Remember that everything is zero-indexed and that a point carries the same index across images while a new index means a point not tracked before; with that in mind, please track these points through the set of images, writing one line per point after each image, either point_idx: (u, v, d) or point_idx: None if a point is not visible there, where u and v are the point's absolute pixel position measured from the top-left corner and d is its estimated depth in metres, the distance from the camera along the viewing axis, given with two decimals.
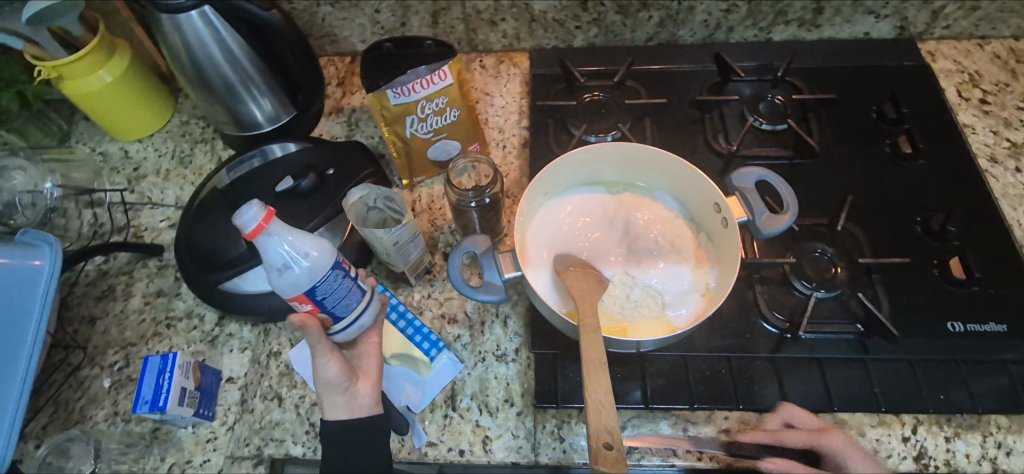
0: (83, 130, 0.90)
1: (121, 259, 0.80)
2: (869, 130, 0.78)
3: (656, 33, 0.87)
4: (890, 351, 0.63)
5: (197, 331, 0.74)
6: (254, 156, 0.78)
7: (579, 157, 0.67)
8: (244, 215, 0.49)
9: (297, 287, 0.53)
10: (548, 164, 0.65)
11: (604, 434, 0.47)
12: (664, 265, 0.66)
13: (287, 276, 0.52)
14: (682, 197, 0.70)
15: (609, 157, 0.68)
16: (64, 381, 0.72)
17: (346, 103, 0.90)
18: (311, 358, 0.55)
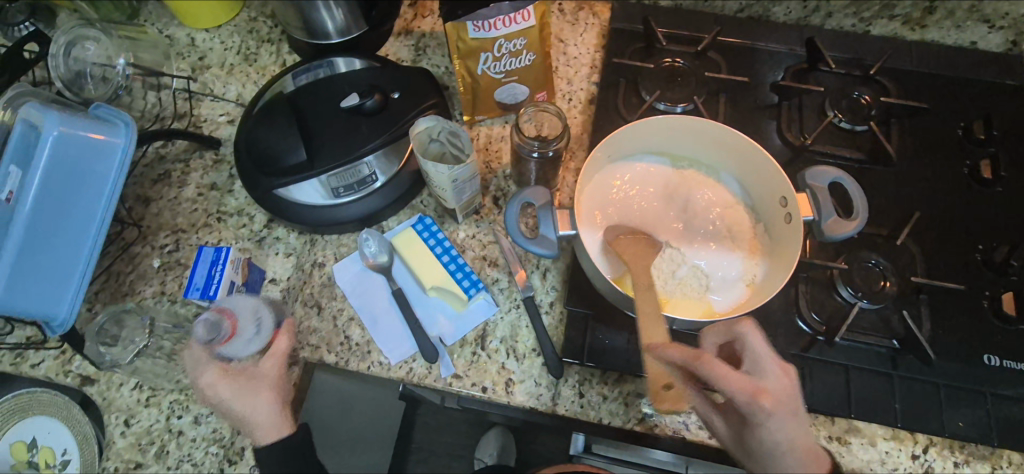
0: (151, 10, 0.90)
1: (179, 146, 0.82)
2: (951, 146, 0.75)
3: (749, 5, 0.83)
4: (920, 371, 0.64)
5: (246, 229, 0.77)
6: (321, 67, 0.78)
7: (652, 126, 0.66)
8: (205, 324, 0.57)
9: (257, 334, 0.60)
10: (620, 128, 0.64)
11: (661, 377, 0.53)
12: (717, 249, 0.66)
13: (264, 326, 0.61)
14: (746, 183, 0.69)
15: (683, 132, 0.67)
16: (117, 254, 0.76)
17: (416, 26, 0.87)
18: (251, 392, 0.57)
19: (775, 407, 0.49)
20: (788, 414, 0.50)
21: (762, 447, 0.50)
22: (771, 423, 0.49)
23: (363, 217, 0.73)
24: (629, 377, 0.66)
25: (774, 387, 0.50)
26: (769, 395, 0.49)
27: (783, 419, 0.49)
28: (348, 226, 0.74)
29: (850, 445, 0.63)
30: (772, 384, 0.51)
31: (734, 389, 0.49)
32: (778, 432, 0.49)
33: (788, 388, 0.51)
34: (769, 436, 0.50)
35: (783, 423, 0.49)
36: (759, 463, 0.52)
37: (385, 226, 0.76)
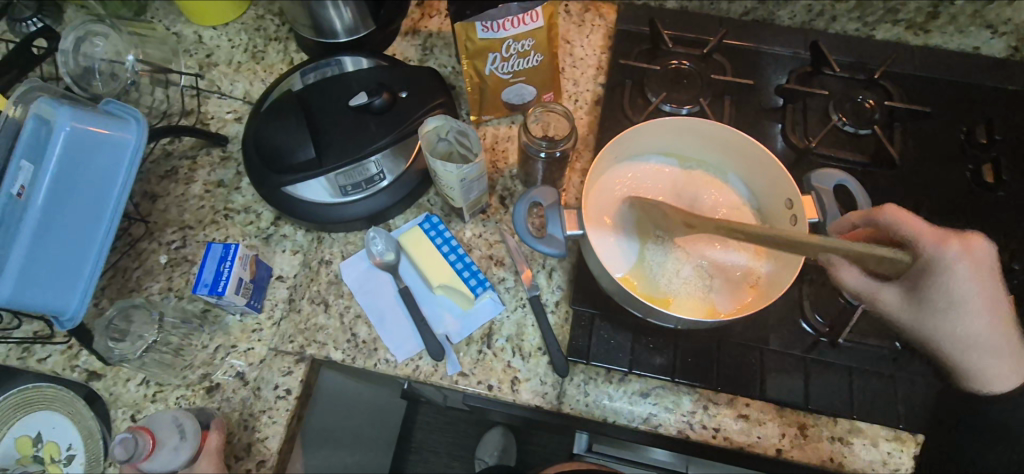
0: (159, 7, 0.90)
1: (186, 143, 0.82)
2: (953, 151, 0.76)
3: (753, 9, 0.84)
4: (922, 373, 0.64)
5: (253, 226, 0.77)
6: (329, 65, 0.79)
7: (660, 126, 0.66)
8: (123, 445, 0.57)
9: (184, 435, 0.62)
10: (628, 128, 0.65)
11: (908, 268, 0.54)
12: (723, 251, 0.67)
13: (189, 430, 0.62)
14: (753, 186, 0.70)
15: (692, 133, 0.67)
16: (124, 250, 0.76)
17: (423, 26, 0.88)
18: None
19: (1000, 309, 0.54)
20: (1004, 308, 0.54)
21: (964, 335, 0.55)
22: (986, 315, 0.54)
23: (370, 215, 0.74)
24: (634, 376, 0.66)
25: (998, 293, 0.54)
26: (993, 286, 0.53)
27: (989, 310, 0.53)
28: (356, 225, 0.74)
29: (852, 446, 0.63)
30: (975, 268, 0.52)
31: (969, 286, 0.52)
32: (975, 311, 0.53)
33: (989, 274, 0.52)
34: (976, 320, 0.54)
35: (1003, 322, 0.54)
36: (940, 343, 0.56)
37: (391, 225, 0.76)
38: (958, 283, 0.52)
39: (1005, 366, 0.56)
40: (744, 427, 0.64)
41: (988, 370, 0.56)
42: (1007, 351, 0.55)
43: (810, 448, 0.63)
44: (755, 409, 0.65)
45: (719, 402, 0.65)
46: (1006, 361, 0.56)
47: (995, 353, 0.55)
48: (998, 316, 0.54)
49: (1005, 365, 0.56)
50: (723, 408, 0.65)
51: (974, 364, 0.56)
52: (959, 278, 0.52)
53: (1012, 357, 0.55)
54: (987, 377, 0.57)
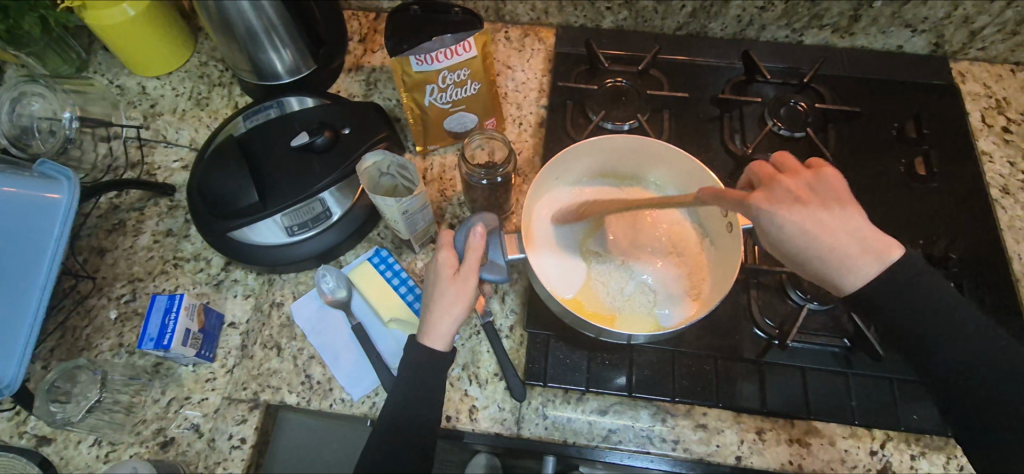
0: (101, 60, 0.90)
1: (132, 195, 0.81)
2: (887, 147, 0.78)
3: (686, 23, 0.85)
4: (872, 367, 0.65)
5: (203, 273, 0.76)
6: (271, 107, 0.79)
7: (593, 146, 0.68)
8: None
9: None
10: (564, 149, 0.66)
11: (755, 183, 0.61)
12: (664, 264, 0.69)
13: None
14: (693, 201, 0.72)
15: (628, 150, 0.70)
16: (72, 308, 0.75)
17: (366, 61, 0.89)
18: None
19: (828, 225, 0.56)
20: (838, 219, 0.56)
21: (790, 248, 0.57)
22: (808, 236, 0.56)
23: (320, 254, 0.73)
24: (591, 394, 0.66)
25: (819, 196, 0.57)
26: (804, 207, 0.56)
27: (814, 227, 0.56)
28: (306, 264, 0.74)
29: (810, 446, 0.64)
30: (779, 205, 0.56)
31: (789, 220, 0.56)
32: (796, 233, 0.56)
33: (805, 192, 0.57)
34: (799, 242, 0.56)
35: (832, 233, 0.56)
36: (797, 264, 0.58)
37: (342, 261, 0.76)
38: (769, 219, 0.56)
39: (862, 265, 0.56)
40: (703, 437, 0.64)
41: (842, 278, 0.56)
42: (845, 253, 0.55)
43: (769, 452, 0.64)
44: (713, 417, 0.65)
45: (677, 413, 0.65)
46: (856, 263, 0.55)
47: (838, 260, 0.55)
48: (829, 232, 0.56)
49: (854, 262, 0.55)
50: (682, 419, 0.65)
51: (829, 271, 0.56)
52: (770, 216, 0.56)
53: (859, 254, 0.55)
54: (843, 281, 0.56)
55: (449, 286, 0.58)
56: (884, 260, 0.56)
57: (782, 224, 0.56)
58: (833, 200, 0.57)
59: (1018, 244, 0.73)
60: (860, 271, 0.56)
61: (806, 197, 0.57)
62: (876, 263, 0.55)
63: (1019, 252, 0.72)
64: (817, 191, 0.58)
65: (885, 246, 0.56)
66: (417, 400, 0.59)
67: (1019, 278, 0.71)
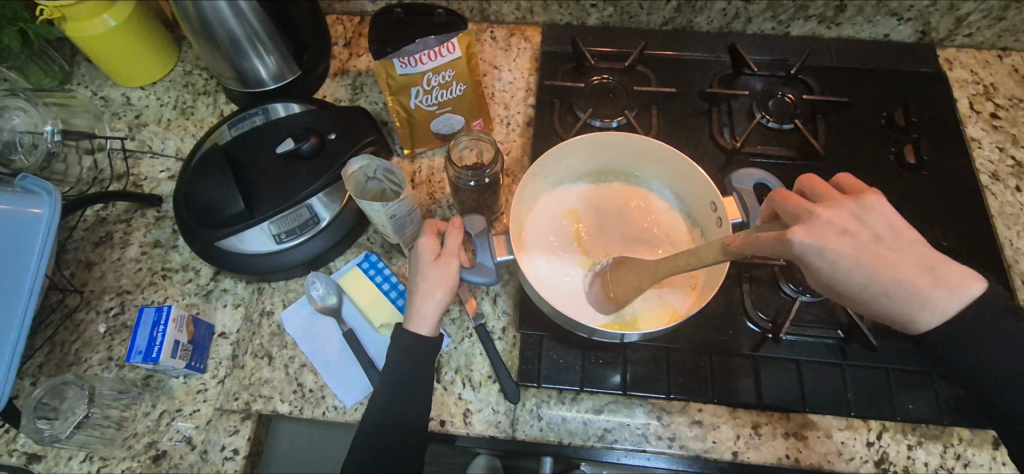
0: (84, 72, 0.89)
1: (119, 207, 0.80)
2: (876, 136, 0.78)
3: (672, 18, 0.85)
4: (866, 358, 0.65)
5: (192, 284, 0.76)
6: (257, 114, 0.78)
7: (572, 149, 0.69)
8: None
9: None
10: (544, 154, 0.67)
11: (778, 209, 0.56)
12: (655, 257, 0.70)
13: None
14: (678, 190, 0.72)
15: (606, 149, 0.70)
16: (60, 323, 0.74)
17: (352, 65, 0.88)
18: None
19: (886, 258, 0.52)
20: (898, 250, 0.52)
21: (857, 289, 0.53)
22: (868, 272, 0.52)
23: (309, 261, 0.73)
24: (586, 394, 0.66)
25: (868, 224, 0.53)
26: (863, 242, 0.52)
27: (871, 263, 0.52)
28: (295, 271, 0.73)
29: (807, 439, 0.63)
30: (834, 241, 0.51)
31: (845, 258, 0.51)
32: (854, 270, 0.52)
33: (854, 223, 0.52)
34: (862, 280, 0.52)
35: (894, 269, 0.52)
36: (860, 302, 0.54)
37: (332, 267, 0.76)
38: (822, 257, 0.51)
39: (936, 298, 0.52)
40: (698, 433, 0.64)
41: (915, 316, 0.53)
42: (915, 289, 0.52)
43: (765, 446, 0.63)
44: (709, 413, 0.65)
45: (673, 410, 0.65)
46: (932, 298, 0.52)
47: (911, 297, 0.52)
48: (890, 267, 0.52)
49: (926, 297, 0.52)
50: (677, 416, 0.65)
51: (901, 309, 0.53)
52: (819, 254, 0.51)
53: (931, 287, 0.52)
54: (918, 317, 0.53)
55: (432, 270, 0.59)
56: (960, 292, 0.53)
57: (839, 263, 0.51)
58: (886, 229, 0.53)
59: (1010, 229, 0.72)
60: (933, 303, 0.53)
61: (859, 230, 0.52)
62: (950, 296, 0.53)
63: (1011, 238, 0.72)
64: (867, 221, 0.53)
65: (957, 276, 0.53)
66: (408, 405, 0.58)
67: (1012, 264, 0.71)
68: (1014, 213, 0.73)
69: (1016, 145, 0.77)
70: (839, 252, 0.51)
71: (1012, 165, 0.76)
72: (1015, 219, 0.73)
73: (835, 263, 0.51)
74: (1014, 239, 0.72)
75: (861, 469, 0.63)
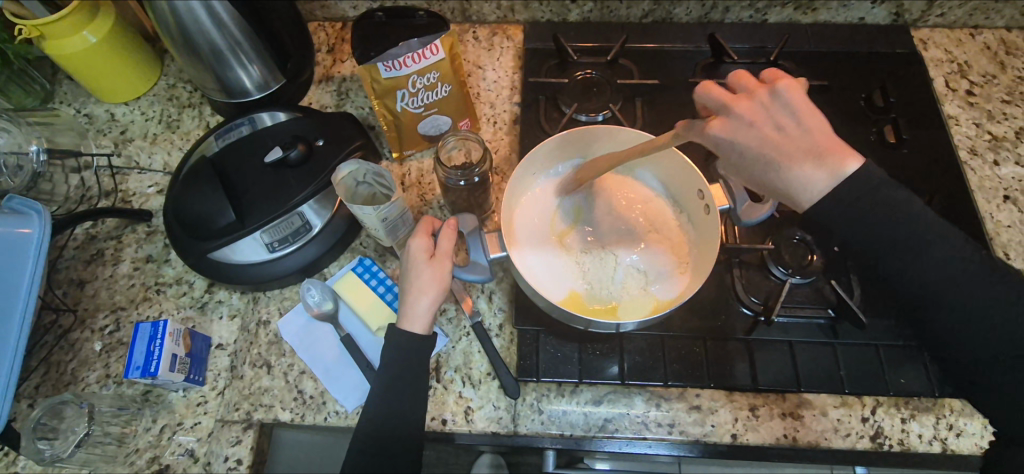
0: (67, 90, 0.89)
1: (109, 224, 0.80)
2: (857, 118, 0.79)
3: (651, 11, 0.86)
4: (857, 336, 0.66)
5: (187, 297, 0.75)
6: (243, 124, 0.78)
7: (560, 142, 0.70)
8: None
9: None
10: (534, 148, 0.68)
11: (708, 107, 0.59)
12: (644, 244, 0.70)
13: None
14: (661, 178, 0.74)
15: (591, 139, 0.71)
16: (55, 343, 0.73)
17: (336, 72, 0.88)
18: None
19: (781, 145, 0.53)
20: (791, 136, 0.53)
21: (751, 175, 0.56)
22: (761, 158, 0.54)
23: (303, 268, 0.73)
24: (585, 386, 0.66)
25: (775, 114, 0.54)
26: (762, 127, 0.54)
27: (769, 147, 0.54)
28: (289, 279, 0.73)
29: (803, 419, 0.64)
30: (733, 130, 0.55)
31: (744, 143, 0.55)
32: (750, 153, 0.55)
33: (763, 114, 0.54)
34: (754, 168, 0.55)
35: (784, 153, 0.53)
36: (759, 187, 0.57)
37: (326, 273, 0.76)
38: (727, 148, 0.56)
39: (817, 182, 0.53)
40: (697, 418, 0.65)
41: (796, 198, 0.54)
42: (800, 175, 0.53)
43: (763, 428, 0.64)
44: (706, 398, 0.66)
45: (671, 397, 0.66)
46: (811, 184, 0.53)
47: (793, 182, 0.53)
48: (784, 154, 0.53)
49: (809, 183, 0.53)
50: (675, 402, 0.66)
51: (778, 190, 0.55)
52: (728, 144, 0.56)
53: (813, 171, 0.53)
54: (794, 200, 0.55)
55: (425, 268, 0.60)
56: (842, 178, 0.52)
57: (737, 149, 0.55)
58: (793, 117, 0.53)
59: (990, 203, 0.74)
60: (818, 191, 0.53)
61: (764, 121, 0.54)
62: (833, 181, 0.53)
63: (992, 211, 0.73)
64: (774, 111, 0.54)
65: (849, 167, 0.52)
66: (408, 405, 0.59)
67: (994, 236, 0.72)
68: (994, 186, 0.75)
69: (992, 121, 0.79)
70: (740, 137, 0.55)
71: (989, 140, 0.78)
72: (994, 193, 0.74)
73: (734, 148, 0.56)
74: (995, 212, 0.73)
75: (858, 444, 0.64)
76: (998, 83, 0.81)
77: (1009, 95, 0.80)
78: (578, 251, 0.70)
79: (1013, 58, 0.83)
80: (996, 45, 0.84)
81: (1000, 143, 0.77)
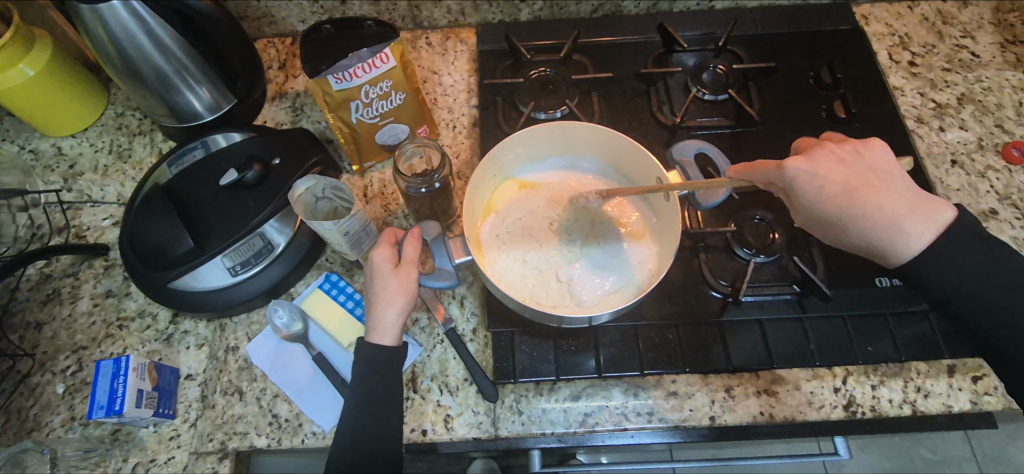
0: (9, 127, 0.86)
1: (64, 261, 0.77)
2: (807, 96, 0.81)
3: (601, 5, 0.87)
4: (823, 308, 0.67)
5: (151, 330, 0.73)
6: (196, 148, 0.74)
7: (576, 131, 0.70)
8: None
9: None
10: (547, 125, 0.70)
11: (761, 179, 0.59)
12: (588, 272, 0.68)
13: None
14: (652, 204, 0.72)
15: (604, 140, 0.71)
16: (14, 390, 0.71)
17: (290, 87, 0.87)
18: None
19: (868, 179, 0.56)
20: (879, 178, 0.56)
21: (830, 212, 0.57)
22: (852, 190, 0.55)
23: (268, 289, 0.71)
24: (563, 383, 0.67)
25: (864, 160, 0.56)
26: (846, 165, 0.56)
27: (859, 187, 0.55)
28: (255, 302, 0.72)
29: (778, 395, 0.66)
30: (822, 166, 0.56)
31: (828, 182, 0.56)
32: (844, 192, 0.55)
33: (851, 153, 0.57)
34: (844, 204, 0.55)
35: (874, 194, 0.55)
36: (834, 229, 0.58)
37: (294, 293, 0.74)
38: (811, 184, 0.56)
39: (910, 225, 0.55)
40: (675, 404, 0.65)
41: (891, 241, 0.56)
42: (893, 214, 0.55)
43: (740, 407, 0.65)
44: (683, 383, 0.66)
45: (648, 386, 0.66)
46: (905, 222, 0.55)
47: (889, 222, 0.55)
48: (876, 191, 0.55)
49: (905, 223, 0.55)
50: (653, 391, 0.66)
51: (870, 229, 0.56)
52: (812, 180, 0.56)
53: (908, 214, 0.55)
54: (892, 244, 0.56)
55: (391, 278, 0.59)
56: (933, 219, 0.55)
57: (823, 184, 0.56)
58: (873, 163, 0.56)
59: (939, 169, 0.76)
60: (908, 233, 0.55)
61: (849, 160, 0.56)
62: (929, 223, 0.55)
63: (941, 177, 0.76)
64: (865, 155, 0.57)
65: (928, 207, 0.56)
66: (382, 420, 0.58)
67: (946, 201, 0.74)
68: (941, 152, 0.77)
69: (936, 89, 0.81)
70: (830, 171, 0.56)
71: (934, 108, 0.80)
72: (942, 158, 0.77)
73: (826, 180, 0.56)
74: (944, 177, 0.76)
75: (832, 415, 0.65)
76: (938, 52, 0.84)
77: (949, 63, 0.83)
78: (525, 235, 0.70)
79: (951, 28, 0.85)
80: (933, 16, 0.86)
81: (945, 111, 0.80)
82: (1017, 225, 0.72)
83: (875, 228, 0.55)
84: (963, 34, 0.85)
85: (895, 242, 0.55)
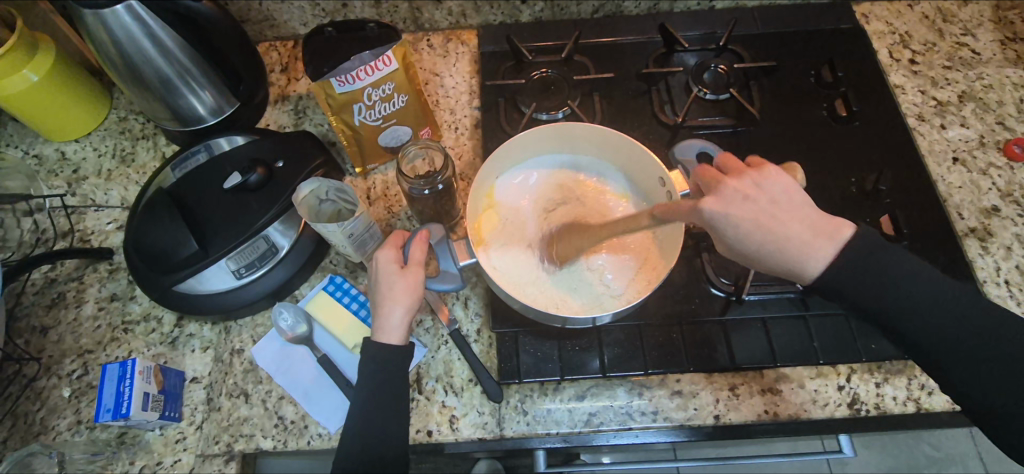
0: (12, 132, 0.86)
1: (68, 265, 0.78)
2: (807, 94, 0.81)
3: (602, 5, 0.87)
4: (826, 306, 0.68)
5: (156, 333, 0.73)
6: (199, 151, 0.75)
7: (574, 132, 0.71)
8: None
9: None
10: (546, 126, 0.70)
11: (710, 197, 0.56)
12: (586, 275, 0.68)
13: None
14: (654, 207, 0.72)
15: (604, 142, 0.71)
16: (20, 394, 0.71)
17: (292, 90, 0.87)
18: None
19: (774, 212, 0.53)
20: (786, 210, 0.53)
21: (747, 248, 0.54)
22: (758, 225, 0.52)
23: (273, 292, 0.72)
24: (567, 382, 0.67)
25: (766, 192, 0.53)
26: (749, 201, 0.53)
27: (766, 222, 0.52)
28: (259, 305, 0.72)
29: (782, 393, 0.66)
30: (727, 206, 0.52)
31: (741, 223, 0.52)
32: (756, 229, 0.52)
33: (754, 187, 0.53)
34: (755, 238, 0.53)
35: (784, 225, 0.52)
36: (749, 260, 0.56)
37: (298, 295, 0.75)
38: (726, 225, 0.53)
39: (816, 250, 0.53)
40: (680, 403, 0.66)
41: (800, 267, 0.53)
42: (801, 243, 0.52)
43: (745, 406, 0.65)
44: (687, 382, 0.66)
45: (652, 385, 0.66)
46: (812, 247, 0.53)
47: (797, 252, 0.53)
48: (782, 222, 0.53)
49: (809, 249, 0.52)
50: (657, 390, 0.66)
51: (786, 259, 0.53)
52: (722, 221, 0.52)
53: (814, 240, 0.53)
54: (803, 271, 0.53)
55: (398, 278, 0.59)
56: (835, 240, 0.53)
57: (738, 225, 0.52)
58: (777, 193, 0.53)
59: (941, 167, 0.76)
60: (814, 258, 0.53)
61: (755, 195, 0.53)
62: (832, 245, 0.53)
63: (943, 175, 0.76)
64: (766, 187, 0.53)
65: (826, 228, 0.53)
66: (388, 422, 0.58)
67: (947, 198, 0.74)
68: (943, 150, 0.77)
69: (937, 87, 0.82)
70: (738, 212, 0.52)
71: (935, 105, 0.80)
72: (944, 156, 0.77)
73: (738, 216, 0.52)
74: (946, 175, 0.76)
75: (836, 413, 0.65)
76: (939, 50, 0.84)
77: (950, 61, 0.83)
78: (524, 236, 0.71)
79: (951, 25, 0.85)
80: (934, 14, 0.86)
81: (946, 108, 0.80)
82: (1018, 222, 0.73)
83: (782, 258, 0.53)
84: (963, 31, 0.85)
85: (806, 268, 0.53)
